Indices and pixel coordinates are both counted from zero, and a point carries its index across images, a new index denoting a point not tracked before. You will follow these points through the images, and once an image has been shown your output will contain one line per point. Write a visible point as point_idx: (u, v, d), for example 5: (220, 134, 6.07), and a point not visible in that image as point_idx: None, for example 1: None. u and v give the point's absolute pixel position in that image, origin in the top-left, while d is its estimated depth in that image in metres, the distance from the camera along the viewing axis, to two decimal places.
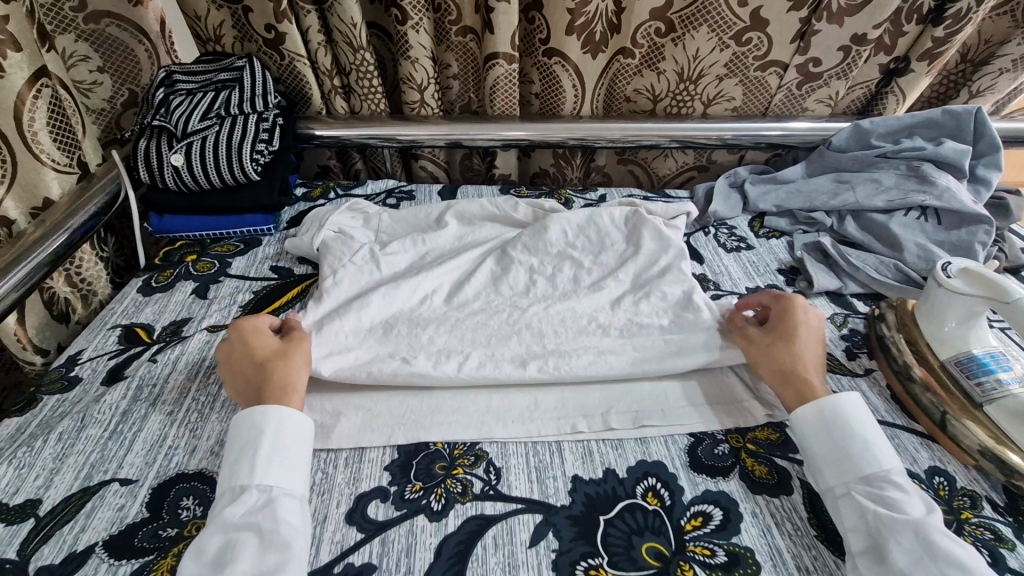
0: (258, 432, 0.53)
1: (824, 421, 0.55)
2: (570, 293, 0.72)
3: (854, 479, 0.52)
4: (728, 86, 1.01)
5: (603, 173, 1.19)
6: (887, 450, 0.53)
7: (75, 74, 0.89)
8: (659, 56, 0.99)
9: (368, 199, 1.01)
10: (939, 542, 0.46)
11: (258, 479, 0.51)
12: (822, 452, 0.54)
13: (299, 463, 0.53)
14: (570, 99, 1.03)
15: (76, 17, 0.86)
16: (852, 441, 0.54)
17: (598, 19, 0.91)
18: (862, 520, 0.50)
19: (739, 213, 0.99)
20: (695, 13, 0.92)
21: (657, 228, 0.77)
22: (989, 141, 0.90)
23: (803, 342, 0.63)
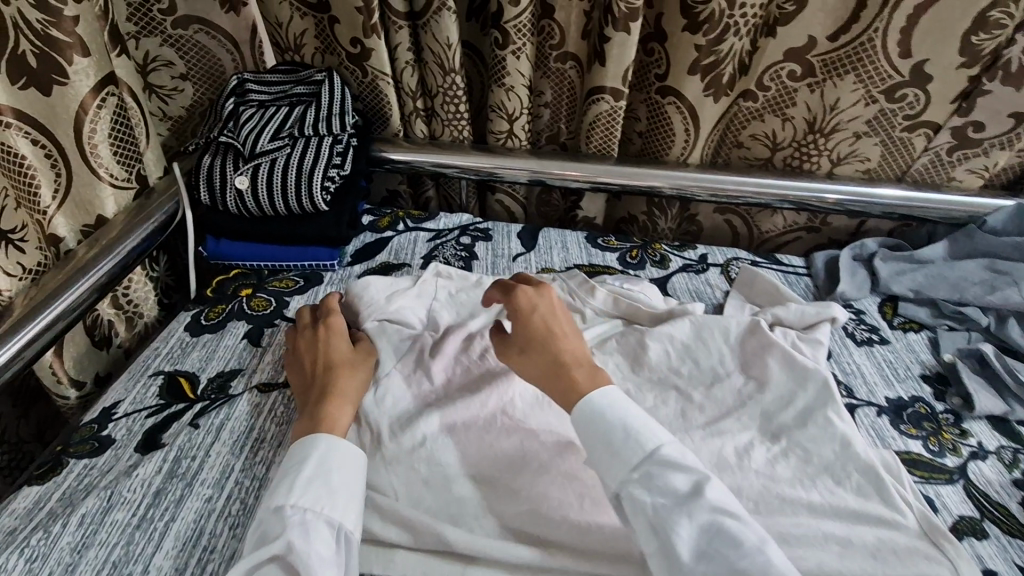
0: (307, 448, 0.51)
1: (594, 412, 0.51)
2: (679, 431, 0.63)
3: (625, 471, 0.47)
4: (866, 144, 0.86)
5: (694, 225, 1.05)
6: (650, 426, 0.50)
7: (155, 78, 0.86)
8: (791, 99, 0.84)
9: (439, 237, 0.91)
10: (709, 521, 0.44)
11: (294, 500, 0.47)
12: (594, 453, 0.50)
13: (342, 490, 0.49)
14: (679, 141, 0.89)
15: (164, 20, 0.82)
16: (615, 432, 0.49)
17: (729, 61, 0.79)
18: (645, 513, 0.45)
19: (867, 293, 0.84)
20: (842, 59, 0.79)
21: (787, 356, 0.66)
22: None
23: (557, 334, 0.59)
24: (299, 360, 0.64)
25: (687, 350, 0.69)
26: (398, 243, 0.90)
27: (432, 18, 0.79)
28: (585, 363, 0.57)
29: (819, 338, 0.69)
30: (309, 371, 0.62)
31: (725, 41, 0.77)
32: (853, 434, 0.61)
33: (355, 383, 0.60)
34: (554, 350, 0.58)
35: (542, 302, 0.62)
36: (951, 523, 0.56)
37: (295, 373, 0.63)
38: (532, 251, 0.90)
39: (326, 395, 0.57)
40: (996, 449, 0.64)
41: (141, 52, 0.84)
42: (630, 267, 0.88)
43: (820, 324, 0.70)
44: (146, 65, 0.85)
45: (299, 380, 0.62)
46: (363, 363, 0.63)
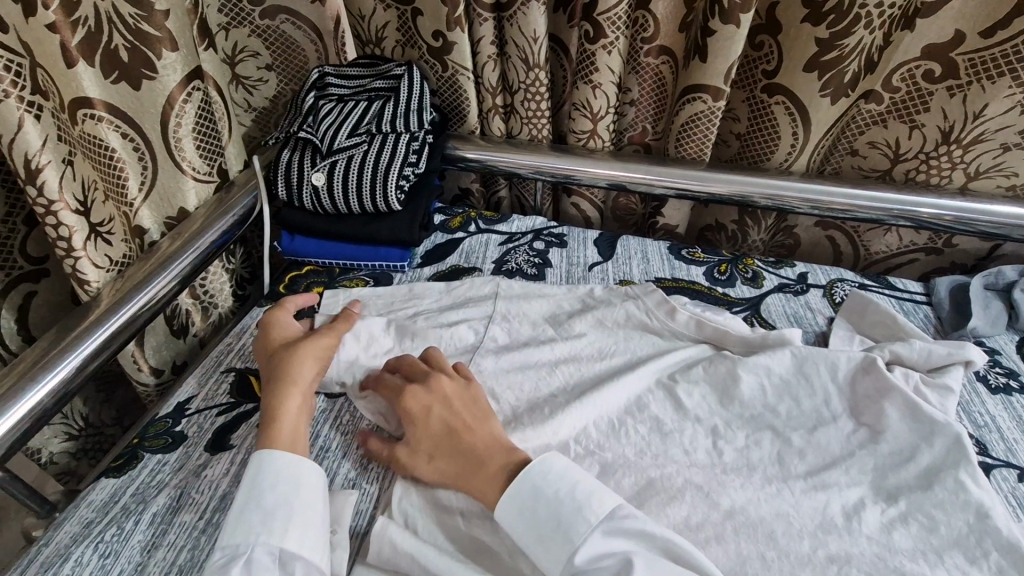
0: (254, 466, 0.50)
1: (520, 492, 0.49)
2: (775, 480, 0.56)
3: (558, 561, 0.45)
4: (1015, 157, 0.74)
5: (790, 236, 0.94)
6: (585, 500, 0.47)
7: (241, 69, 0.85)
8: (924, 103, 0.73)
9: (511, 242, 0.87)
10: None
11: (222, 542, 0.46)
12: (521, 536, 0.47)
13: (273, 513, 0.47)
14: (783, 147, 0.80)
15: (252, 9, 0.81)
16: (550, 513, 0.47)
17: (855, 55, 0.69)
18: None
19: (1002, 330, 0.72)
20: (999, 57, 0.67)
21: (908, 402, 0.57)
22: None
23: (465, 428, 0.54)
24: (266, 339, 0.64)
25: (784, 385, 0.62)
26: (469, 246, 0.87)
27: (519, 11, 0.75)
28: (496, 453, 0.52)
29: (951, 382, 0.59)
30: (268, 354, 0.62)
31: (851, 34, 0.67)
32: (993, 503, 0.51)
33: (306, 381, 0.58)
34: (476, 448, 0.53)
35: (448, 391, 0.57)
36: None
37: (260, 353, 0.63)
38: (610, 260, 0.84)
39: (278, 390, 0.56)
40: None
41: (229, 43, 0.83)
42: (719, 284, 0.80)
43: (951, 367, 0.61)
44: (233, 56, 0.84)
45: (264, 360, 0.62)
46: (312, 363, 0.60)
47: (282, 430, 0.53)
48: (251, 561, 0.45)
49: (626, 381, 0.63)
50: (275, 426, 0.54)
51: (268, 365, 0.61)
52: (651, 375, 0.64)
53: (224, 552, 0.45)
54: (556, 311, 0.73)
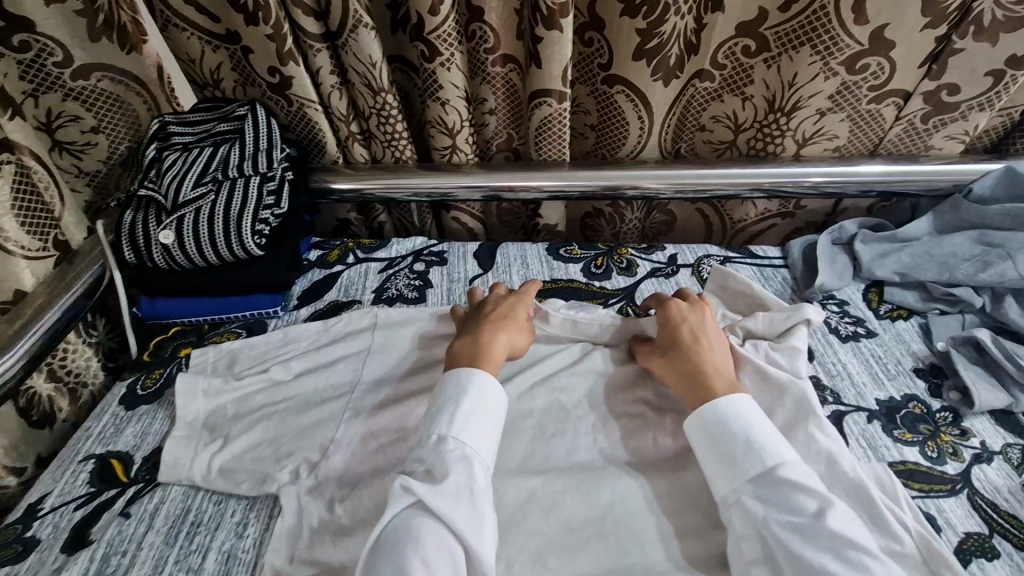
0: (465, 385, 0.57)
1: (715, 421, 0.55)
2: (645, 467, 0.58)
3: (743, 486, 0.51)
4: (833, 122, 0.79)
5: (666, 212, 0.98)
6: (773, 445, 0.53)
7: (63, 136, 0.74)
8: (748, 77, 0.78)
9: (391, 267, 0.86)
10: (827, 539, 0.46)
11: (455, 432, 0.54)
12: (705, 459, 0.55)
13: (489, 428, 0.56)
14: (634, 132, 0.84)
15: (62, 73, 0.71)
16: (728, 449, 0.53)
17: (673, 41, 0.73)
18: (754, 529, 0.49)
19: (849, 281, 0.78)
20: (799, 27, 0.71)
21: (758, 369, 0.61)
22: None
23: (701, 341, 0.62)
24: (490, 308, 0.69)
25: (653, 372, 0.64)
26: (347, 278, 0.85)
27: (349, 38, 0.74)
28: (724, 375, 0.60)
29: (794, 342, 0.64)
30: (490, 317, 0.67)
31: (666, 22, 0.70)
32: (840, 451, 0.55)
33: (522, 339, 0.67)
34: (693, 360, 0.61)
35: (694, 316, 0.66)
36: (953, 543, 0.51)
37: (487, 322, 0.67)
38: (490, 271, 0.85)
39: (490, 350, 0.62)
40: (1002, 449, 0.58)
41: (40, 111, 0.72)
42: (596, 279, 0.83)
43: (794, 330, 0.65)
44: (50, 123, 0.73)
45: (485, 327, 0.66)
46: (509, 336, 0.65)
47: (490, 355, 0.62)
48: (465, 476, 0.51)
49: None
50: (487, 353, 0.62)
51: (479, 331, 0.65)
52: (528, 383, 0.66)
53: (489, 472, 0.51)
54: (437, 333, 0.73)
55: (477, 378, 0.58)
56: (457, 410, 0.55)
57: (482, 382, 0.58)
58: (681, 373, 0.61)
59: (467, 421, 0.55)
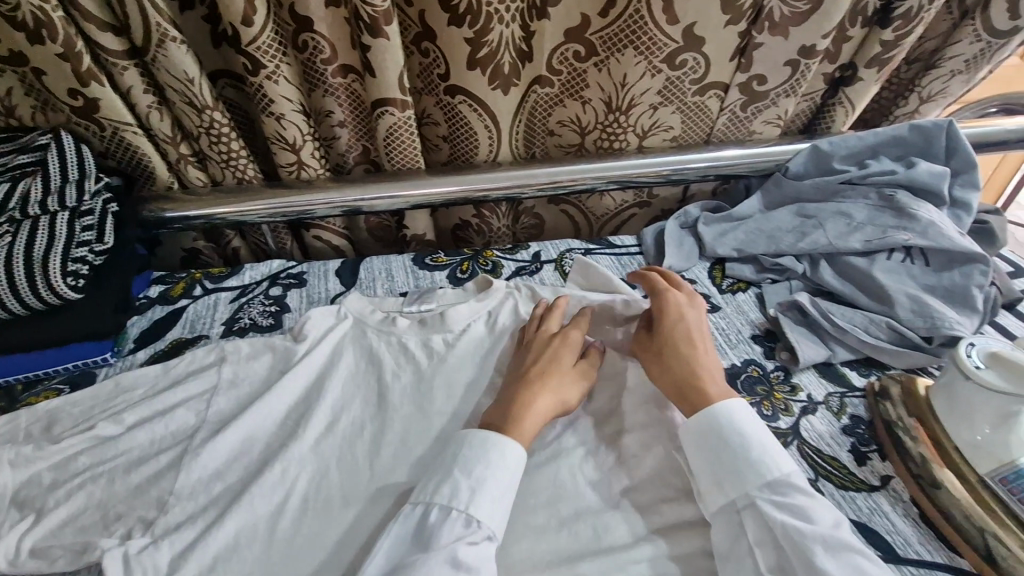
0: (484, 450, 0.54)
1: (721, 431, 0.55)
2: None
3: (759, 490, 0.52)
4: (664, 115, 0.84)
5: (533, 216, 1.00)
6: (771, 453, 0.54)
7: None
8: (583, 81, 0.81)
9: (244, 295, 0.81)
10: (836, 545, 0.47)
11: (470, 510, 0.50)
12: (706, 467, 0.54)
13: (503, 494, 0.52)
14: (484, 139, 0.85)
15: None
16: (737, 457, 0.54)
17: (503, 48, 0.74)
18: (769, 533, 0.50)
19: (696, 261, 0.83)
20: (619, 31, 0.75)
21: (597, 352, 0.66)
22: (963, 157, 0.76)
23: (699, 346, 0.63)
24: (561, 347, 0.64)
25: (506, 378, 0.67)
26: (194, 312, 0.79)
27: (158, 54, 0.68)
28: (717, 377, 0.61)
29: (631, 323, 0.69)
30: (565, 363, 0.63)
31: (491, 31, 0.71)
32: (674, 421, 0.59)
33: (573, 388, 0.63)
34: (692, 362, 0.61)
35: (691, 311, 0.67)
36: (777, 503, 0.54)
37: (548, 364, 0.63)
38: (353, 287, 0.82)
39: (512, 407, 0.58)
40: (825, 399, 0.64)
41: None
42: (462, 283, 0.82)
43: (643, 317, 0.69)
44: None
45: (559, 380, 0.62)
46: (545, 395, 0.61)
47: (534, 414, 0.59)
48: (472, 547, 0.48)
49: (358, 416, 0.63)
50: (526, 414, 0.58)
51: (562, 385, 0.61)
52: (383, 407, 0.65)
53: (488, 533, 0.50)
54: (291, 359, 0.69)
55: (501, 449, 0.54)
56: (457, 479, 0.52)
57: (501, 452, 0.54)
58: (675, 383, 0.60)
59: (479, 491, 0.51)
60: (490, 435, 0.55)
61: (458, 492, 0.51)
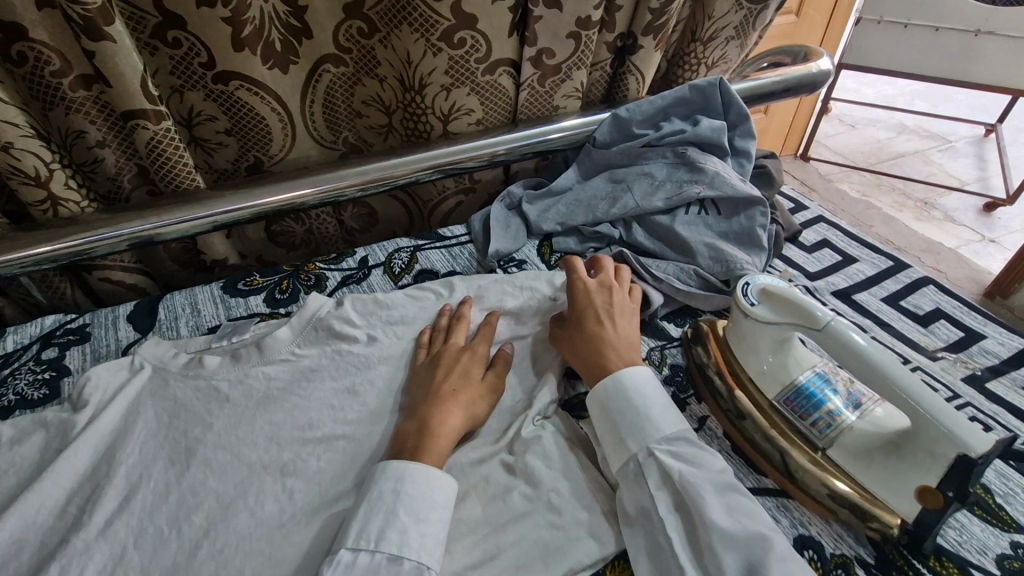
0: (403, 476, 0.50)
1: (622, 390, 0.56)
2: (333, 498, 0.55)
3: (655, 439, 0.53)
4: (460, 96, 0.82)
5: (361, 207, 0.95)
6: (670, 409, 0.55)
7: None
8: (373, 57, 0.80)
9: (9, 365, 0.68)
10: (720, 488, 0.49)
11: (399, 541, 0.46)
12: (617, 424, 0.55)
13: (434, 524, 0.49)
14: (278, 130, 0.79)
15: None
16: (637, 411, 0.55)
17: (268, 25, 0.70)
18: (667, 479, 0.50)
19: (524, 240, 0.84)
20: (390, 7, 0.73)
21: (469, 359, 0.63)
22: (738, 111, 0.83)
23: (604, 325, 0.63)
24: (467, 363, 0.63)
25: (335, 396, 0.63)
26: None
27: None
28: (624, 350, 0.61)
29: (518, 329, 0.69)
30: (454, 376, 0.61)
31: (250, 7, 0.66)
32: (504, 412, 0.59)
33: (456, 414, 0.57)
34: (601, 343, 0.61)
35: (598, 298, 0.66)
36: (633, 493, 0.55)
37: (448, 377, 0.61)
38: (151, 331, 0.72)
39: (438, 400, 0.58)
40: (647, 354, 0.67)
41: None
42: (281, 304, 0.76)
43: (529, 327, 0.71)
44: None
45: (459, 391, 0.59)
46: (456, 408, 0.58)
47: (444, 429, 0.55)
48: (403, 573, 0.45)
49: (154, 482, 0.55)
50: (434, 434, 0.55)
51: (456, 397, 0.59)
52: (190, 460, 0.57)
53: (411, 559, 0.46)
54: (66, 433, 0.58)
55: (442, 483, 0.51)
56: (405, 522, 0.48)
57: (446, 490, 0.51)
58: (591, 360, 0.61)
59: (404, 517, 0.48)
60: (406, 466, 0.51)
61: (409, 536, 0.47)
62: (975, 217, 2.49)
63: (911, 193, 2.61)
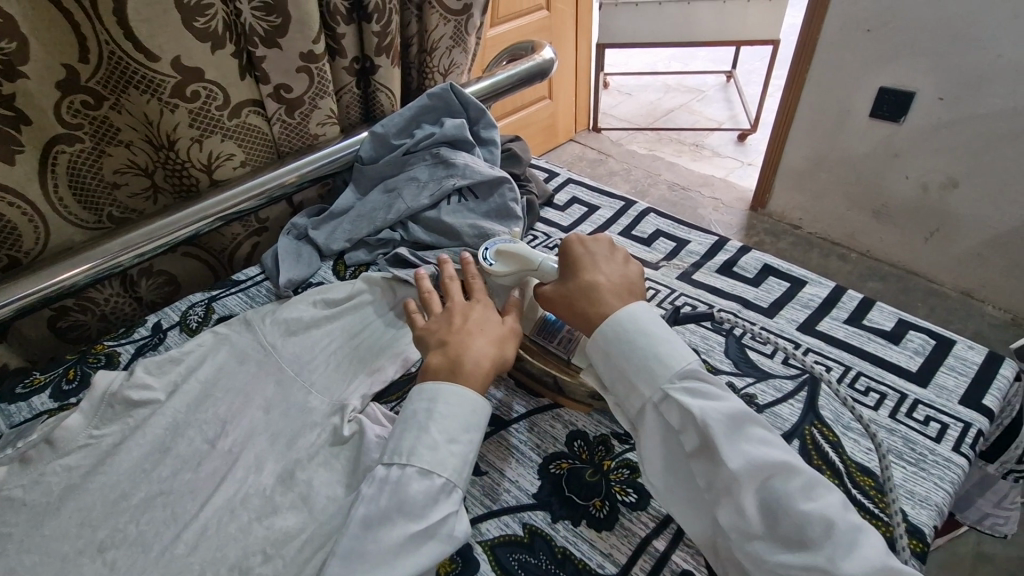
0: (459, 395, 0.53)
1: (614, 340, 0.53)
2: (161, 552, 0.56)
3: (666, 380, 0.51)
4: (215, 144, 0.85)
5: (154, 275, 0.93)
6: (675, 347, 0.52)
7: None
8: (111, 126, 0.79)
9: None
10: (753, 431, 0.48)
11: (437, 464, 0.50)
12: (624, 372, 0.52)
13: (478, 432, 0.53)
14: (25, 225, 0.76)
15: None
16: (639, 356, 0.52)
17: None
18: (686, 417, 0.49)
19: (318, 264, 0.89)
20: (110, 73, 0.74)
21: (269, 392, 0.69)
22: (474, 107, 0.95)
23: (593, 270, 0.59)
24: (452, 322, 0.61)
25: (146, 461, 0.63)
26: None
27: None
28: (615, 291, 0.57)
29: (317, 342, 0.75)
30: (449, 331, 0.60)
31: None
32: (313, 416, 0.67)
33: (481, 351, 0.57)
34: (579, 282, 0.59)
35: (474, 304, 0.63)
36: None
37: (445, 337, 0.59)
38: None
39: (463, 342, 0.58)
40: None
41: None
42: (69, 395, 0.73)
43: (330, 335, 0.76)
44: None
45: (461, 341, 0.58)
46: (482, 344, 0.58)
47: (477, 365, 0.56)
48: (425, 499, 0.48)
49: None
50: (477, 359, 0.56)
51: (478, 344, 0.58)
52: None
53: (441, 484, 0.49)
54: None
55: (474, 405, 0.53)
56: (436, 439, 0.51)
57: (478, 407, 0.53)
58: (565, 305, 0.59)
59: (445, 433, 0.51)
60: (441, 387, 0.53)
61: (440, 454, 0.50)
62: (733, 148, 3.01)
63: (684, 140, 3.07)
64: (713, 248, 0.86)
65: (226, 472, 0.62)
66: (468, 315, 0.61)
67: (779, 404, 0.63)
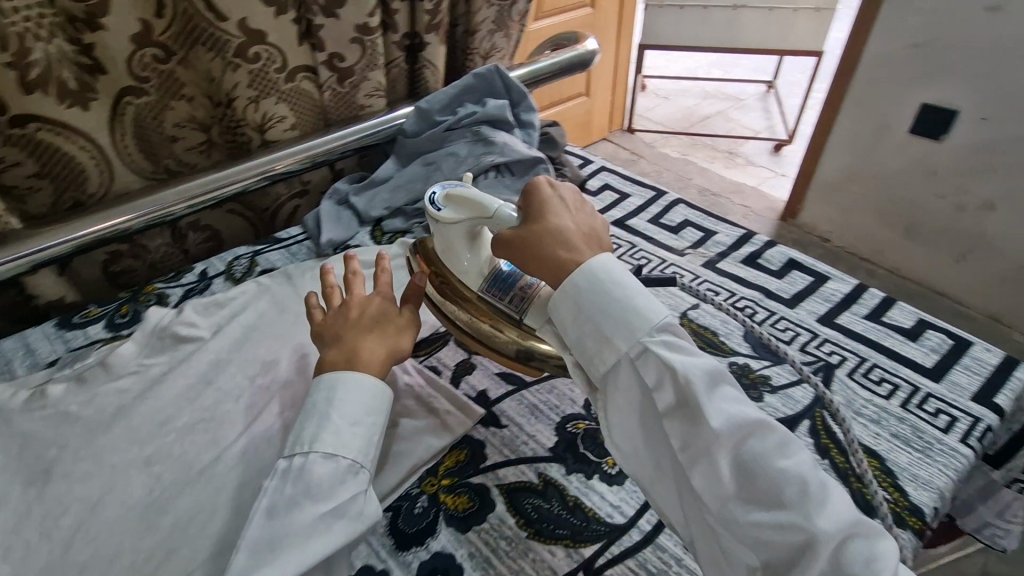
0: (364, 380, 0.53)
1: (585, 293, 0.50)
2: (201, 471, 0.60)
3: (643, 335, 0.48)
4: (269, 106, 0.89)
5: (203, 228, 0.99)
6: (648, 303, 0.49)
7: None
8: (176, 81, 0.84)
9: None
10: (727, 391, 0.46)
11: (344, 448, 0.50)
12: (598, 327, 0.49)
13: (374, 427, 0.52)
14: (91, 167, 0.82)
15: None
16: (612, 311, 0.49)
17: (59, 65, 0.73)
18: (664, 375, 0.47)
19: (357, 229, 0.93)
20: (183, 29, 0.80)
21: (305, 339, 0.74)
22: (515, 90, 0.99)
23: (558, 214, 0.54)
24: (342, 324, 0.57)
25: (191, 390, 0.68)
26: None
27: None
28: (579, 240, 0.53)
29: None
30: (345, 329, 0.57)
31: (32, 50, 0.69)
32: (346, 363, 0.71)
33: (375, 353, 0.55)
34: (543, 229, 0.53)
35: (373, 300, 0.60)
36: (493, 397, 0.67)
37: (341, 336, 0.56)
38: None
39: (352, 345, 0.55)
40: None
41: None
42: (123, 327, 0.78)
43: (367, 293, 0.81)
44: None
45: (362, 338, 0.56)
46: (375, 348, 0.56)
47: (374, 359, 0.55)
48: (338, 479, 0.49)
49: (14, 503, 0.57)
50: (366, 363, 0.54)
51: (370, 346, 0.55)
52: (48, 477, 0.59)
53: (352, 463, 0.50)
54: None
55: (376, 391, 0.53)
56: (338, 425, 0.51)
57: (379, 392, 0.53)
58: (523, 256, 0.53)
59: (350, 420, 0.51)
60: (343, 374, 0.53)
61: (343, 437, 0.50)
62: (767, 158, 2.99)
63: (717, 147, 3.06)
64: (740, 240, 0.88)
65: (263, 406, 0.67)
66: (373, 308, 0.59)
67: (792, 387, 0.65)
